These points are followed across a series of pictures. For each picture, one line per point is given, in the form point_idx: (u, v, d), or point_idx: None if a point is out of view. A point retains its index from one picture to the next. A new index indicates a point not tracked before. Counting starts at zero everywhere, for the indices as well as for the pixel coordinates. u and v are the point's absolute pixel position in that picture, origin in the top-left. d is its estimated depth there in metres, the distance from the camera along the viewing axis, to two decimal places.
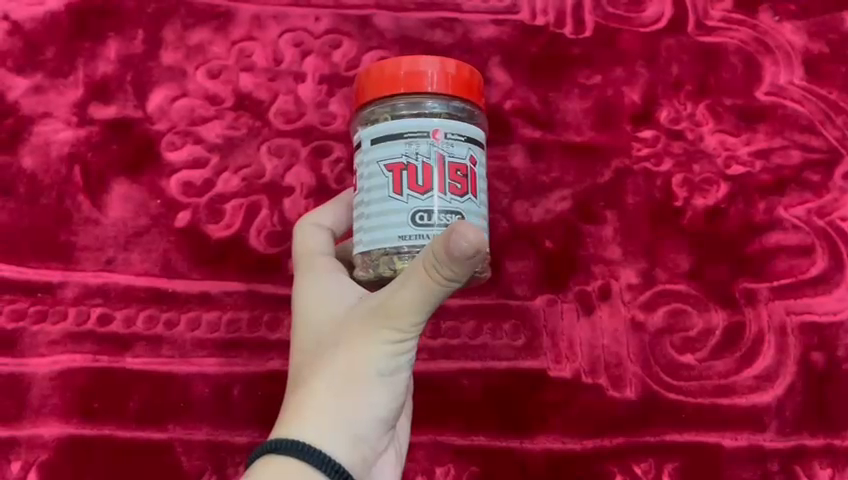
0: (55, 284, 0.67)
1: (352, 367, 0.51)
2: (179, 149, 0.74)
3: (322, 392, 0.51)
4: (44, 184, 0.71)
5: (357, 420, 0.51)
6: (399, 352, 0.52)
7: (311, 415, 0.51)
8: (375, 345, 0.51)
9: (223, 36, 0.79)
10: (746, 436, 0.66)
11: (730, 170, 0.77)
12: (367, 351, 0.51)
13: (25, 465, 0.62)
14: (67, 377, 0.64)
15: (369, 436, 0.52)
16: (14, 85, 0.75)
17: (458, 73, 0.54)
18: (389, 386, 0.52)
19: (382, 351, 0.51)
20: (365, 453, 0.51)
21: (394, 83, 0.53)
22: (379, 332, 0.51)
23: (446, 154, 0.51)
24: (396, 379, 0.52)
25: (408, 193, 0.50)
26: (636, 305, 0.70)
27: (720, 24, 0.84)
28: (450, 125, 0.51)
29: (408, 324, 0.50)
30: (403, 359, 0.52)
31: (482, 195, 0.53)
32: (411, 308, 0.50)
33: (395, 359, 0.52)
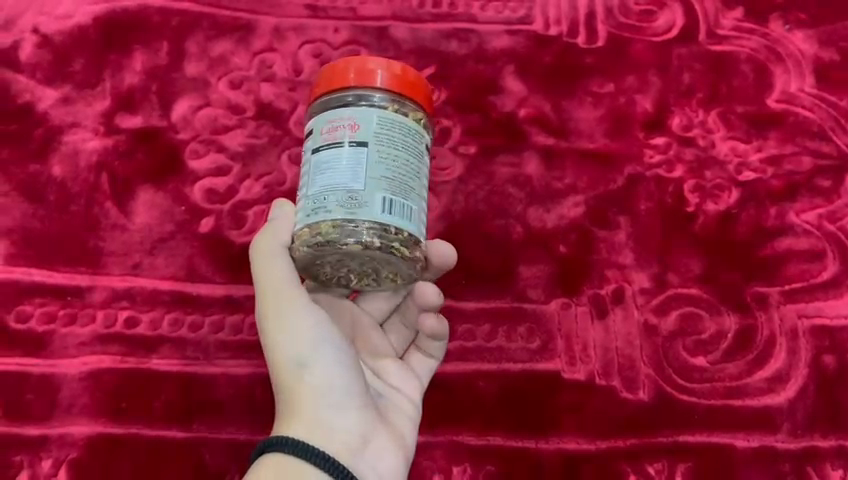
0: (84, 288, 0.69)
1: (279, 368, 0.57)
2: (203, 157, 0.76)
3: (281, 402, 0.57)
4: (73, 191, 0.74)
5: (306, 409, 0.56)
6: (298, 328, 0.56)
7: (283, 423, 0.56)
8: (278, 337, 0.57)
9: (245, 47, 0.83)
10: (758, 437, 0.67)
11: (742, 176, 0.78)
12: (278, 347, 0.57)
13: (56, 462, 0.63)
14: (95, 377, 0.66)
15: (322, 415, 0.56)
16: (44, 96, 0.78)
17: (401, 74, 0.56)
18: (313, 365, 0.56)
19: (283, 344, 0.57)
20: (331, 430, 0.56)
21: (335, 77, 0.56)
22: (276, 325, 0.57)
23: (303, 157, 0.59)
24: (312, 353, 0.56)
25: None
26: (649, 308, 0.72)
27: (731, 33, 0.86)
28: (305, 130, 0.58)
29: (289, 301, 0.57)
30: (305, 339, 0.56)
31: (307, 176, 0.55)
32: (279, 287, 0.57)
33: (298, 343, 0.56)
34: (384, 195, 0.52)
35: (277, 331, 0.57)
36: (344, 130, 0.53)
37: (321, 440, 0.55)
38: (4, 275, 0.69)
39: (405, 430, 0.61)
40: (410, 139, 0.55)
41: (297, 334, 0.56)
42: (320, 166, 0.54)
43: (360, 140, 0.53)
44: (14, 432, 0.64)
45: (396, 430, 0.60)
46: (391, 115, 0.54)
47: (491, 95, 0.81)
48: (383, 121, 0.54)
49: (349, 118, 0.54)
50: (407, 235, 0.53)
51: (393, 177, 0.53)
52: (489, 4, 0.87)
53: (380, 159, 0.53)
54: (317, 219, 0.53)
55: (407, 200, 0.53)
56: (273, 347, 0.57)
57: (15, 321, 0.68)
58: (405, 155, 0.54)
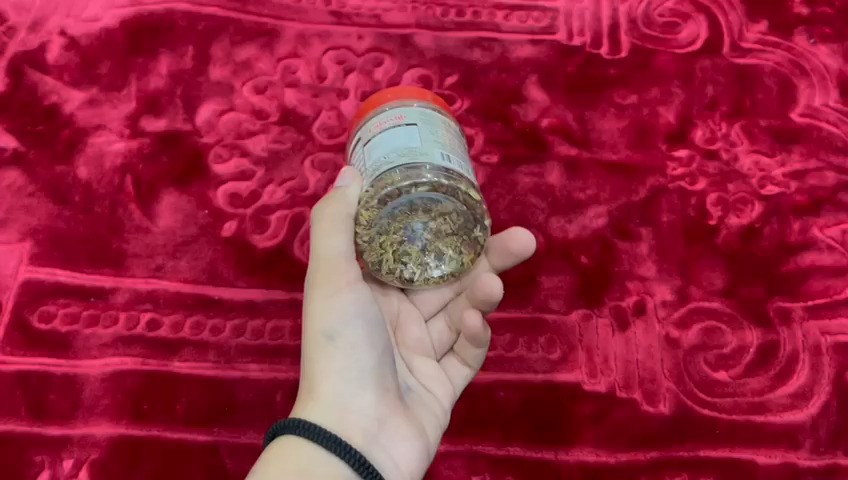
0: (107, 289, 0.70)
1: (309, 340, 0.56)
2: (227, 161, 0.77)
3: (304, 377, 0.56)
4: (98, 193, 0.74)
5: (330, 386, 0.55)
6: (339, 303, 0.55)
7: (304, 400, 0.55)
8: (316, 309, 0.56)
9: (269, 53, 0.83)
10: (780, 454, 0.66)
11: (765, 190, 0.78)
12: (316, 318, 0.56)
13: (77, 463, 0.63)
14: (117, 378, 0.66)
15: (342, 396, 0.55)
16: (71, 98, 0.79)
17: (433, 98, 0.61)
18: (342, 344, 0.55)
19: (320, 316, 0.55)
20: (349, 414, 0.54)
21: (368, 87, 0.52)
22: (319, 295, 0.56)
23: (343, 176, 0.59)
24: (347, 331, 0.55)
25: None
26: (671, 321, 0.71)
27: (756, 46, 0.86)
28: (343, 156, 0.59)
29: (335, 275, 0.56)
30: (344, 316, 0.55)
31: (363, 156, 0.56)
32: (332, 256, 0.56)
33: (337, 318, 0.55)
34: (443, 149, 0.55)
35: (317, 303, 0.56)
36: (389, 119, 0.57)
37: (338, 421, 0.53)
38: (29, 275, 0.70)
39: (428, 429, 0.59)
40: (450, 125, 0.59)
41: (336, 308, 0.55)
42: (375, 143, 0.56)
43: (409, 119, 0.56)
44: (36, 432, 0.64)
45: (420, 424, 0.58)
46: (431, 108, 0.59)
47: (514, 105, 0.81)
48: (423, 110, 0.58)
49: (395, 114, 0.57)
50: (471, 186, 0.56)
51: (446, 140, 0.56)
52: (512, 13, 0.87)
53: (428, 128, 0.56)
54: (381, 175, 0.54)
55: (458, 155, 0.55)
56: (309, 315, 0.56)
57: (39, 321, 0.68)
58: (449, 131, 0.58)
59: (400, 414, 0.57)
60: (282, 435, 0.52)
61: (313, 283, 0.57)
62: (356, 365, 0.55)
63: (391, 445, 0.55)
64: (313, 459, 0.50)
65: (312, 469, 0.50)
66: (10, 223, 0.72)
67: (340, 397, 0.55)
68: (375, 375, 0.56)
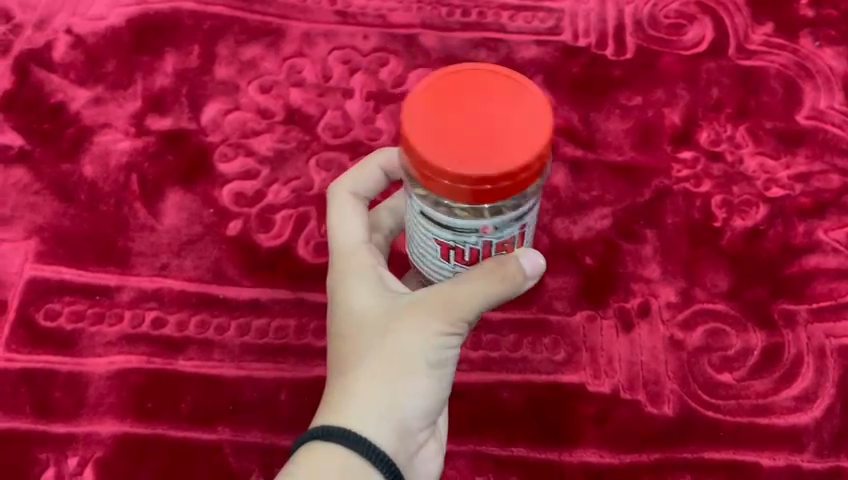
0: (112, 288, 0.70)
1: (399, 359, 0.53)
2: (232, 160, 0.77)
3: (365, 380, 0.53)
4: (103, 191, 0.74)
5: (401, 411, 0.53)
6: (446, 342, 0.54)
7: (360, 407, 0.52)
8: (425, 337, 0.53)
9: (275, 52, 0.83)
10: (784, 456, 0.66)
11: (770, 192, 0.78)
12: (419, 341, 0.53)
13: (81, 461, 0.63)
14: (122, 376, 0.66)
15: (409, 423, 0.54)
16: (76, 96, 0.79)
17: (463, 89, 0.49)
18: (433, 380, 0.55)
19: (433, 346, 0.53)
20: (407, 443, 0.54)
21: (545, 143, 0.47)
22: (434, 320, 0.53)
23: (493, 239, 0.51)
24: (438, 371, 0.54)
25: (454, 262, 0.53)
26: (675, 323, 0.72)
27: (761, 48, 0.86)
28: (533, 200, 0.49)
29: (460, 316, 0.53)
30: (447, 355, 0.54)
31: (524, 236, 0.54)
32: (467, 301, 0.53)
33: (443, 353, 0.54)
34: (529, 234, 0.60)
35: (422, 326, 0.53)
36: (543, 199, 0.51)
37: (397, 446, 0.53)
38: (34, 273, 0.70)
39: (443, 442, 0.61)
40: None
41: (441, 345, 0.54)
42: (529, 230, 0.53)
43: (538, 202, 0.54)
44: (41, 429, 0.64)
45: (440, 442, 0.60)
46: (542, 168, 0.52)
47: None
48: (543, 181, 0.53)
49: None
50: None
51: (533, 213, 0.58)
52: (518, 14, 0.87)
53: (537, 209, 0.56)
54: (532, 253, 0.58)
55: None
56: (415, 336, 0.53)
57: (43, 319, 0.68)
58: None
59: (435, 439, 0.58)
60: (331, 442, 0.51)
61: (430, 301, 0.54)
62: (429, 398, 0.55)
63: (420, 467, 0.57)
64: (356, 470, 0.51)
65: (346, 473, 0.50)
66: (16, 221, 0.72)
67: (409, 425, 0.54)
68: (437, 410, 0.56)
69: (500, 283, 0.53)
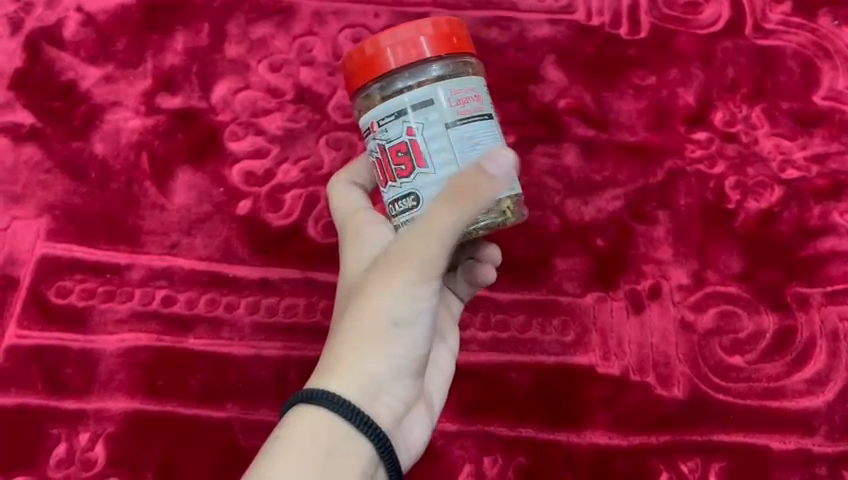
0: (123, 266, 0.70)
1: (373, 318, 0.50)
2: (242, 140, 0.76)
3: (343, 343, 0.50)
4: (113, 170, 0.74)
5: (371, 371, 0.50)
6: (415, 291, 0.49)
7: (336, 368, 0.50)
8: (392, 287, 0.49)
9: (285, 31, 0.82)
10: (794, 440, 0.66)
11: (786, 174, 0.77)
12: (382, 295, 0.49)
13: (93, 437, 0.65)
14: (133, 354, 0.67)
15: (385, 385, 0.50)
16: (87, 74, 0.78)
17: (442, 29, 0.50)
18: (407, 332, 0.50)
19: (398, 295, 0.49)
20: (387, 406, 0.51)
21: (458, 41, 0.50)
22: (403, 272, 0.49)
23: (408, 135, 0.48)
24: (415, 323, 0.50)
25: (396, 182, 0.49)
26: (686, 305, 0.71)
27: (779, 27, 0.84)
28: (460, 80, 0.48)
29: (420, 262, 0.48)
30: (419, 304, 0.50)
31: (471, 136, 0.48)
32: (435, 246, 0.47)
33: (413, 304, 0.50)
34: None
35: (406, 283, 0.49)
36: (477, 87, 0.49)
37: (377, 406, 0.50)
38: (46, 250, 0.70)
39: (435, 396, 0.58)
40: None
41: (412, 296, 0.49)
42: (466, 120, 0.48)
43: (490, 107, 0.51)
44: (53, 405, 0.65)
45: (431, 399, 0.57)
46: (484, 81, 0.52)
47: (531, 85, 0.80)
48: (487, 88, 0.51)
49: (479, 93, 0.49)
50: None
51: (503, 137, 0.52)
52: None
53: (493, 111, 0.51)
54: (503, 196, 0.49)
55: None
56: (381, 289, 0.50)
57: (56, 296, 0.69)
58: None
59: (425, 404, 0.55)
60: (316, 407, 0.48)
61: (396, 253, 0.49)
62: (404, 352, 0.51)
63: (407, 426, 0.54)
64: (347, 440, 0.47)
65: (336, 447, 0.47)
66: (28, 198, 0.72)
67: (385, 385, 0.50)
68: (420, 363, 0.52)
69: (466, 206, 0.46)
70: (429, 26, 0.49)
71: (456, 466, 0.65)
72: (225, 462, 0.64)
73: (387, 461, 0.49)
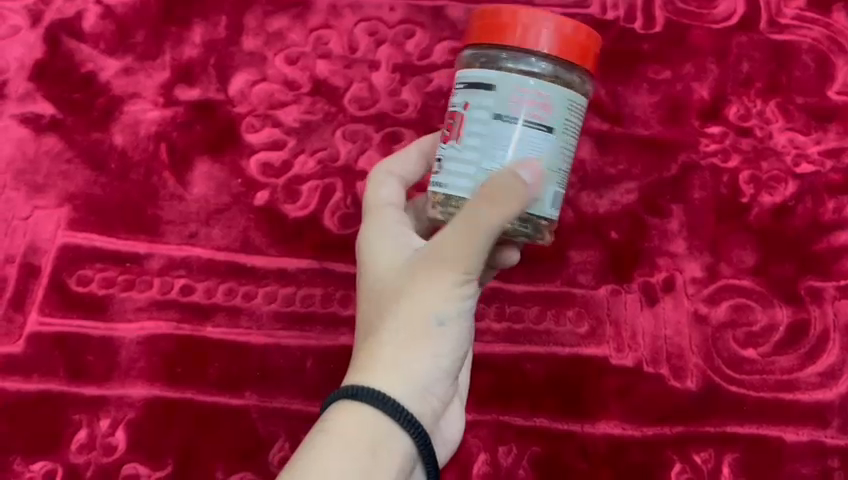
0: (142, 255, 0.71)
1: (415, 323, 0.51)
2: (259, 131, 0.77)
3: (385, 349, 0.51)
4: (133, 160, 0.75)
5: (420, 370, 0.51)
6: (456, 293, 0.52)
7: (380, 368, 0.51)
8: (440, 286, 0.51)
9: (301, 24, 0.81)
10: (808, 431, 0.68)
11: (800, 168, 0.77)
12: (431, 295, 0.51)
13: (113, 422, 0.67)
14: (152, 342, 0.68)
15: (432, 384, 0.52)
16: (106, 66, 0.78)
17: (564, 33, 0.50)
18: (452, 332, 0.52)
19: (446, 296, 0.51)
20: (433, 406, 0.52)
21: (582, 52, 0.51)
22: (444, 275, 0.51)
23: (460, 104, 0.50)
24: (458, 326, 0.52)
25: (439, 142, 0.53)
26: (700, 298, 0.72)
27: (794, 22, 0.83)
28: (550, 91, 0.48)
29: (468, 263, 0.51)
30: (462, 305, 0.52)
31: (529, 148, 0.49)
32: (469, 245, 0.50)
33: (458, 305, 0.52)
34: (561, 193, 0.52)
35: (452, 284, 0.51)
36: (568, 102, 0.49)
37: (428, 407, 0.52)
38: (66, 240, 0.71)
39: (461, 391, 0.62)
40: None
41: (453, 299, 0.52)
42: (535, 128, 0.49)
43: (574, 127, 0.50)
44: (74, 391, 0.67)
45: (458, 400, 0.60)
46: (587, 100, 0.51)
47: None
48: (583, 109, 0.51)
49: (548, 98, 0.48)
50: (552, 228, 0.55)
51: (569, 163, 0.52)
52: None
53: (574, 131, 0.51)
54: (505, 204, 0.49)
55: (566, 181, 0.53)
56: (426, 290, 0.52)
57: (76, 284, 0.70)
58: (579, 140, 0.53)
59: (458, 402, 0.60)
60: (363, 403, 0.49)
61: (438, 257, 0.51)
62: (450, 352, 0.52)
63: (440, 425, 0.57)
64: (392, 436, 0.48)
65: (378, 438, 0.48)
66: (48, 188, 0.73)
67: (432, 385, 0.52)
68: (460, 366, 0.54)
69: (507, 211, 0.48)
70: (553, 23, 0.50)
71: (471, 454, 0.66)
72: (243, 449, 0.67)
73: (424, 455, 0.50)
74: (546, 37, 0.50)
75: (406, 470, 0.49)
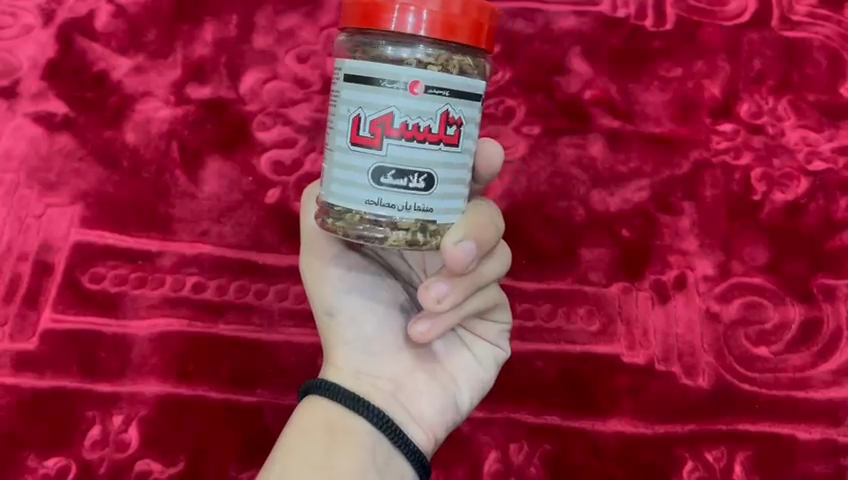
0: (154, 253, 0.71)
1: (318, 321, 0.56)
2: (270, 129, 0.77)
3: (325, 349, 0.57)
4: (145, 158, 0.75)
5: (336, 358, 0.55)
6: (327, 278, 0.54)
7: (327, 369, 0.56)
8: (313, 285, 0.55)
9: (312, 22, 0.81)
10: (821, 430, 0.68)
11: (812, 166, 0.77)
12: (312, 296, 0.56)
13: (126, 419, 0.67)
14: (164, 340, 0.69)
15: (355, 364, 0.54)
16: (117, 64, 0.78)
17: (458, 12, 0.42)
18: (342, 313, 0.55)
19: (317, 289, 0.55)
20: (364, 383, 0.53)
21: (472, 33, 0.42)
22: (310, 273, 0.55)
23: None
24: (346, 305, 0.54)
25: None
26: (711, 296, 0.72)
27: (805, 19, 0.82)
28: (342, 65, 0.43)
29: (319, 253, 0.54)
30: (337, 286, 0.54)
31: (334, 128, 0.44)
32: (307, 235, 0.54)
33: (332, 289, 0.54)
34: (372, 182, 0.42)
35: (318, 276, 0.54)
36: (361, 71, 0.42)
37: (356, 384, 0.53)
38: (80, 238, 0.72)
39: (461, 373, 0.56)
40: (432, 112, 0.41)
41: (326, 284, 0.54)
42: (338, 108, 0.43)
43: (377, 101, 0.42)
44: (88, 388, 0.67)
45: (450, 382, 0.55)
46: (402, 71, 0.41)
47: (556, 76, 0.78)
48: (394, 84, 0.41)
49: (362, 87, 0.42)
50: (391, 229, 0.43)
51: (383, 146, 0.42)
52: None
53: (384, 103, 0.41)
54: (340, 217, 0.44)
55: (396, 169, 0.42)
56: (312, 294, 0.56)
57: (89, 282, 0.70)
58: (421, 120, 0.41)
59: (438, 377, 0.55)
60: (312, 395, 0.53)
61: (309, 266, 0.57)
62: (353, 329, 0.55)
63: (410, 400, 0.54)
64: (348, 426, 0.51)
65: (338, 423, 0.51)
66: (61, 186, 0.74)
67: (353, 364, 0.54)
68: (379, 336, 0.55)
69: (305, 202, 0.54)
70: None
71: (482, 452, 0.66)
72: (256, 445, 0.67)
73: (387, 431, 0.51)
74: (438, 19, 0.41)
75: (375, 457, 0.50)
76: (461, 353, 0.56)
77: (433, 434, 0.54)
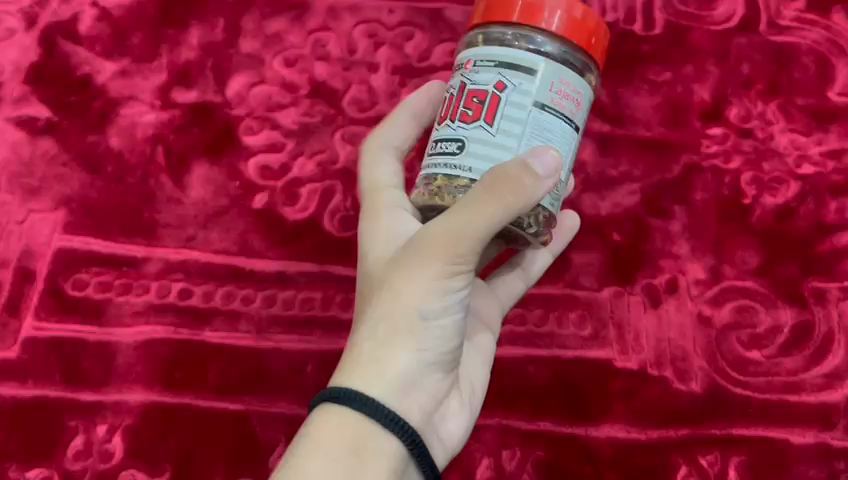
0: (139, 259, 0.70)
1: (400, 315, 0.49)
2: (257, 134, 0.76)
3: (370, 343, 0.50)
4: (130, 163, 0.74)
5: (397, 367, 0.49)
6: (438, 293, 0.49)
7: (361, 367, 0.49)
8: (423, 283, 0.49)
9: (300, 26, 0.80)
10: (814, 434, 0.67)
11: (801, 170, 0.76)
12: (415, 291, 0.49)
13: (110, 428, 0.66)
14: (150, 347, 0.67)
15: (418, 381, 0.50)
16: (102, 69, 0.77)
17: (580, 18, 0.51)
18: (431, 327, 0.50)
19: (432, 290, 0.49)
20: (419, 404, 0.51)
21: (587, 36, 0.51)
22: (431, 269, 0.48)
23: (468, 82, 0.49)
24: (438, 322, 0.50)
25: (456, 122, 0.49)
26: (703, 300, 0.71)
27: (793, 24, 0.82)
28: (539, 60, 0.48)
29: (453, 255, 0.47)
30: (447, 301, 0.49)
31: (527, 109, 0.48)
32: (474, 230, 0.46)
33: (442, 300, 0.49)
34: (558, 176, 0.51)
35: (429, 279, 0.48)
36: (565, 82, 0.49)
37: (403, 402, 0.49)
38: (63, 243, 0.70)
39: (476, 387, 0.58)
40: None
41: (433, 300, 0.49)
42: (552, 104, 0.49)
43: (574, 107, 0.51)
44: (70, 397, 0.66)
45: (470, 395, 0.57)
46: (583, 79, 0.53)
47: None
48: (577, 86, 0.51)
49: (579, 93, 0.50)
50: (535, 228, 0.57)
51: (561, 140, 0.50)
52: None
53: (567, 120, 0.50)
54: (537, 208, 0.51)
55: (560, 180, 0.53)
56: (407, 282, 0.49)
57: (72, 288, 0.69)
58: None
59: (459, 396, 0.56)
60: (337, 404, 0.48)
61: (424, 244, 0.48)
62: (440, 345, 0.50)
63: (440, 422, 0.54)
64: (376, 443, 0.47)
65: (361, 438, 0.46)
66: (43, 192, 0.72)
67: (413, 381, 0.50)
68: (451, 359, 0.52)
69: (508, 200, 0.46)
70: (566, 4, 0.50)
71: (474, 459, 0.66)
72: (241, 454, 0.65)
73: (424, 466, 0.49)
74: (565, 18, 0.50)
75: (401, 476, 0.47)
76: (474, 365, 0.58)
77: (452, 449, 0.55)
